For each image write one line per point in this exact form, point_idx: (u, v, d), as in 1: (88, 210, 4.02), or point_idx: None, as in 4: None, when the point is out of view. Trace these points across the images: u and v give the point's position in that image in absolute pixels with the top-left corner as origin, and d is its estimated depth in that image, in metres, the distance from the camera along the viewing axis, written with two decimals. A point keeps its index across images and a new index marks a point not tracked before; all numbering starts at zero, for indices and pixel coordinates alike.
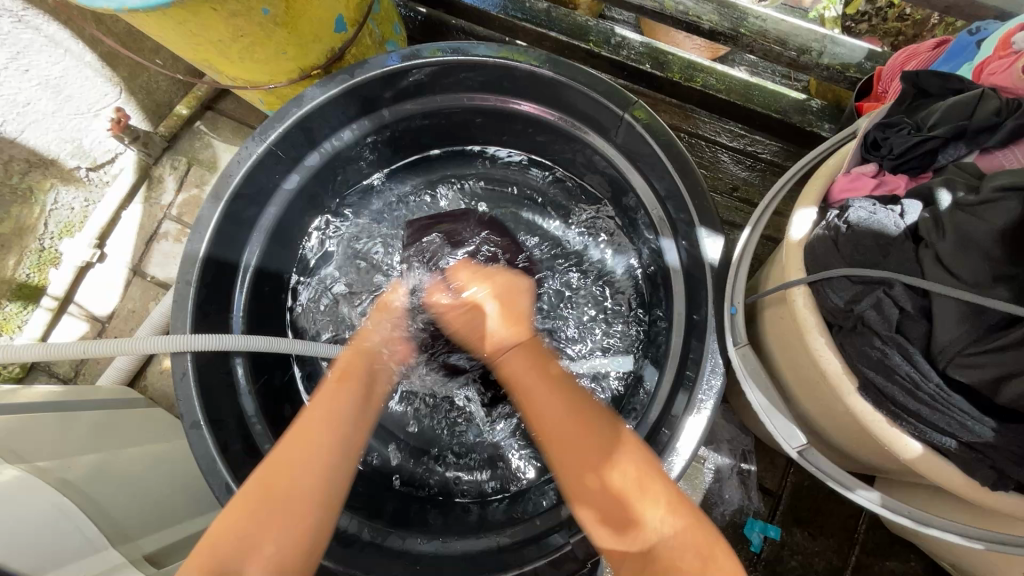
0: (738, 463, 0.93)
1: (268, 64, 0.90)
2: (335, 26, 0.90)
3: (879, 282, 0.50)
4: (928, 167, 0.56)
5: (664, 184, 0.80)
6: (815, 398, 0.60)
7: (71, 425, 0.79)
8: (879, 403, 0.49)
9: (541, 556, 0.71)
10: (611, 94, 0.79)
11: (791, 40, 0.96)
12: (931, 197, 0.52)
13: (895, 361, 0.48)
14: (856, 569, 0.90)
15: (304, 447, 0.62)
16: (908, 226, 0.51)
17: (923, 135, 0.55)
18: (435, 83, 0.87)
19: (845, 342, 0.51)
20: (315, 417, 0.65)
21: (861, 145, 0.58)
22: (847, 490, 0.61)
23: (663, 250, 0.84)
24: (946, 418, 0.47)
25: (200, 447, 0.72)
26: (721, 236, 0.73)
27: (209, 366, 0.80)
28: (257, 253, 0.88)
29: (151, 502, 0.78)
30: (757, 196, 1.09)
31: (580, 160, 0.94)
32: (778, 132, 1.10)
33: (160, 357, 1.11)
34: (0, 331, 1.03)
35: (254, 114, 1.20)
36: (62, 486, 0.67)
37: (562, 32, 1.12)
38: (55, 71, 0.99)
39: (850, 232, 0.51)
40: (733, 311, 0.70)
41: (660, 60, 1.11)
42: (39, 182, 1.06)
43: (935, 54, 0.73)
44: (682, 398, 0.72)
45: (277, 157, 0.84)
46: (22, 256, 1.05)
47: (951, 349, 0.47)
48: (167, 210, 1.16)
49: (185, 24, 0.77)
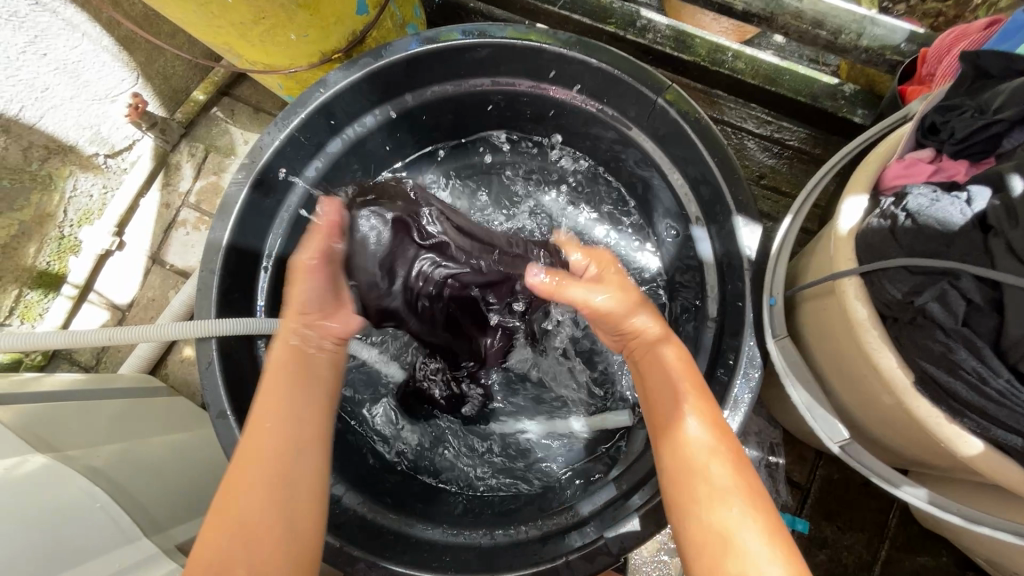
0: (767, 455, 0.90)
1: (289, 48, 0.88)
2: (357, 9, 0.88)
3: (943, 274, 0.48)
4: (993, 151, 0.53)
5: (699, 170, 0.77)
6: (863, 395, 0.59)
7: (96, 416, 0.79)
8: (939, 399, 0.48)
9: (574, 548, 0.70)
10: (643, 78, 0.76)
11: (827, 21, 0.93)
12: (1002, 182, 0.49)
13: (960, 355, 0.46)
14: (886, 563, 0.89)
15: (258, 450, 0.54)
16: (975, 215, 0.49)
17: (988, 118, 0.52)
18: (452, 65, 0.84)
19: (903, 335, 0.49)
20: (263, 407, 0.58)
21: (918, 129, 0.56)
22: (892, 486, 0.60)
23: (696, 240, 0.81)
24: (1013, 414, 0.45)
25: (228, 438, 0.72)
26: (758, 226, 0.71)
27: (235, 355, 0.79)
28: (280, 242, 0.87)
29: (178, 492, 0.77)
30: (786, 184, 1.07)
31: (608, 146, 0.92)
32: (806, 118, 1.07)
33: (180, 346, 1.11)
34: (23, 318, 1.02)
35: (270, 99, 1.18)
36: (93, 475, 0.66)
37: (585, 14, 1.09)
38: (73, 55, 0.97)
39: (910, 219, 0.49)
40: (772, 302, 0.69)
41: (687, 43, 1.07)
42: (59, 169, 1.04)
43: (987, 34, 0.70)
44: (717, 392, 0.71)
45: (299, 143, 0.82)
46: (43, 244, 1.04)
47: (1023, 344, 0.45)
48: (185, 198, 1.15)
49: (207, 5, 0.75)
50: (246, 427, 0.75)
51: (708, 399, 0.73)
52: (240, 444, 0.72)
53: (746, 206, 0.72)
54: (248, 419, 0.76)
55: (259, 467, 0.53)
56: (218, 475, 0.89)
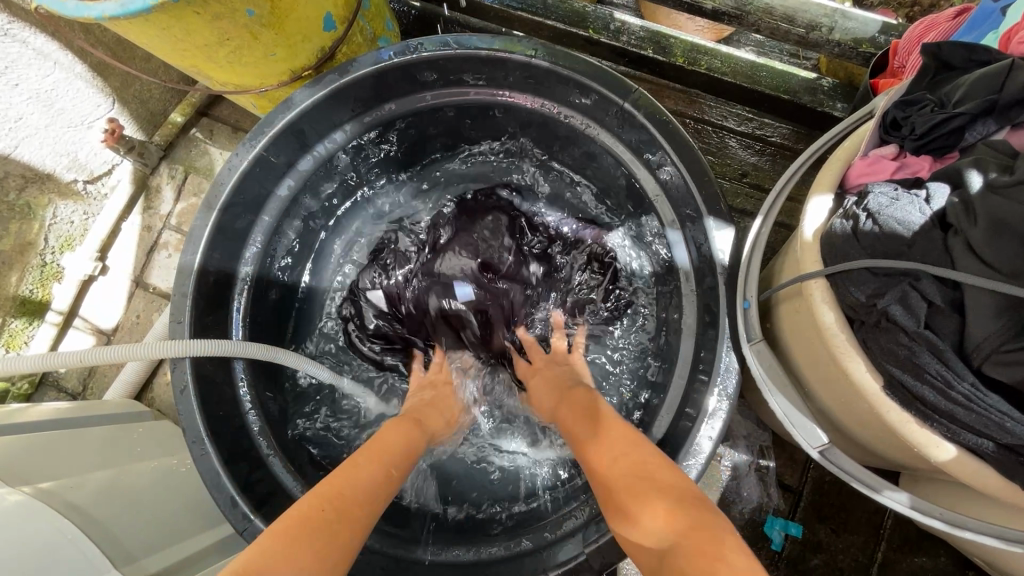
0: (756, 459, 0.89)
1: (258, 68, 0.88)
2: (323, 25, 0.88)
3: (904, 274, 0.47)
4: (954, 146, 0.53)
5: (670, 173, 0.76)
6: (837, 396, 0.57)
7: (76, 445, 0.78)
8: (907, 403, 0.47)
9: (554, 568, 0.68)
10: (611, 83, 0.75)
11: (798, 17, 0.92)
12: (959, 179, 0.49)
13: (924, 359, 0.45)
14: (882, 566, 0.87)
15: (335, 484, 0.58)
16: (934, 213, 0.48)
17: (947, 112, 0.51)
18: (406, 80, 0.83)
19: (869, 338, 0.48)
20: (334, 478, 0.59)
21: (879, 126, 0.55)
22: (873, 491, 0.58)
23: (672, 246, 0.79)
24: (981, 419, 0.44)
25: (204, 464, 0.71)
26: (730, 228, 0.70)
27: (210, 377, 0.78)
28: (253, 263, 0.86)
29: (157, 520, 0.77)
30: (768, 181, 1.05)
31: (581, 154, 0.91)
32: (788, 114, 1.05)
33: (165, 368, 1.10)
34: (8, 348, 1.03)
35: (249, 118, 1.18)
36: (66, 508, 0.66)
37: (559, 20, 1.08)
38: (46, 84, 0.97)
39: (871, 219, 0.48)
40: (746, 305, 0.66)
41: (662, 44, 1.06)
42: (37, 197, 1.04)
43: (956, 23, 0.69)
44: (697, 398, 0.69)
45: (269, 163, 0.81)
46: (25, 273, 1.04)
47: (986, 346, 0.44)
48: (166, 220, 1.15)
49: (169, 29, 0.75)
50: (223, 451, 0.74)
51: (689, 405, 0.71)
52: (217, 468, 0.71)
53: (717, 208, 0.71)
54: (226, 442, 0.76)
55: (353, 481, 0.59)
56: (200, 499, 0.88)
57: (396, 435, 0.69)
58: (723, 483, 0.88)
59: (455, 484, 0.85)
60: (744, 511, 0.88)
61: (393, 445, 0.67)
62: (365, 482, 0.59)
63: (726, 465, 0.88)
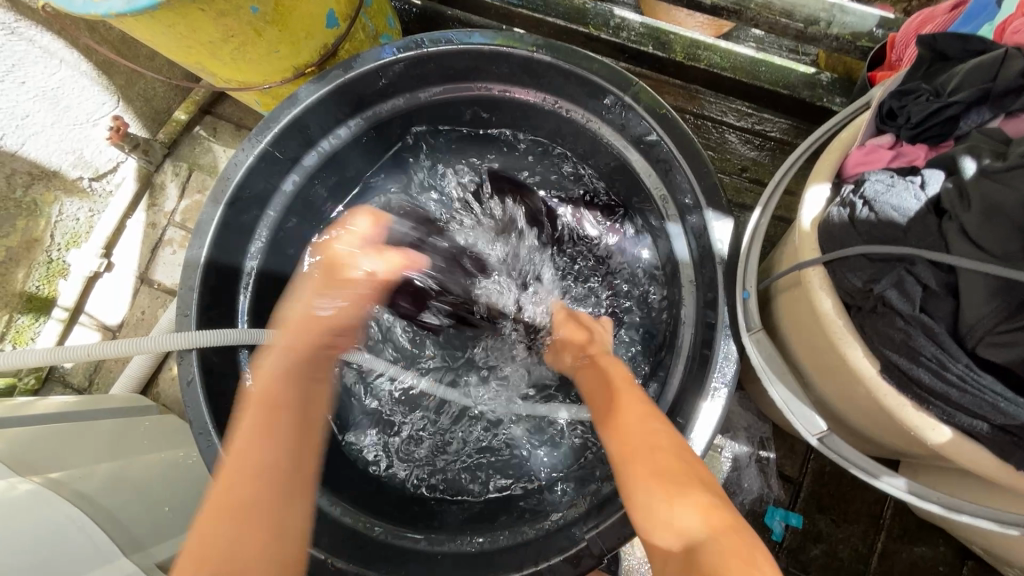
0: (757, 451, 0.90)
1: (262, 64, 0.89)
2: (326, 22, 0.88)
3: (900, 260, 0.48)
4: (950, 134, 0.54)
5: (669, 165, 0.77)
6: (836, 383, 0.58)
7: (84, 437, 0.79)
8: (904, 386, 0.47)
9: (557, 553, 0.69)
10: (612, 76, 0.76)
11: (797, 12, 0.96)
12: (953, 165, 0.50)
13: (920, 342, 0.46)
14: (882, 556, 0.88)
15: (254, 456, 0.58)
16: (929, 199, 0.49)
17: (943, 101, 0.52)
18: (410, 75, 0.84)
19: (866, 323, 0.49)
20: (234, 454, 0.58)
21: (876, 115, 0.56)
22: (871, 477, 0.59)
23: (671, 237, 0.81)
24: (975, 401, 0.45)
25: (211, 455, 0.72)
26: (729, 219, 0.70)
27: (216, 370, 0.79)
28: (258, 257, 0.87)
29: (164, 511, 0.77)
30: (768, 175, 1.06)
31: (582, 148, 0.92)
32: (787, 109, 1.06)
33: (170, 363, 1.11)
34: (16, 342, 1.03)
35: (252, 115, 1.19)
36: (75, 498, 0.66)
37: (559, 17, 1.09)
38: (52, 82, 0.98)
39: (866, 206, 0.49)
40: (745, 296, 0.67)
41: (661, 40, 1.06)
42: (43, 194, 1.05)
43: (952, 17, 0.69)
44: (696, 386, 0.70)
45: (274, 158, 0.82)
46: (31, 269, 1.05)
47: (979, 328, 0.45)
48: (170, 217, 1.16)
49: (175, 26, 0.75)
50: None
51: (690, 394, 0.72)
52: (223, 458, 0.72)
53: (716, 199, 0.71)
54: None
55: (270, 450, 0.58)
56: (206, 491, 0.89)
57: (286, 384, 0.64)
58: (724, 473, 0.89)
59: (458, 473, 0.86)
60: (745, 502, 0.88)
61: (275, 394, 0.63)
62: (269, 462, 0.58)
63: (726, 457, 0.89)
